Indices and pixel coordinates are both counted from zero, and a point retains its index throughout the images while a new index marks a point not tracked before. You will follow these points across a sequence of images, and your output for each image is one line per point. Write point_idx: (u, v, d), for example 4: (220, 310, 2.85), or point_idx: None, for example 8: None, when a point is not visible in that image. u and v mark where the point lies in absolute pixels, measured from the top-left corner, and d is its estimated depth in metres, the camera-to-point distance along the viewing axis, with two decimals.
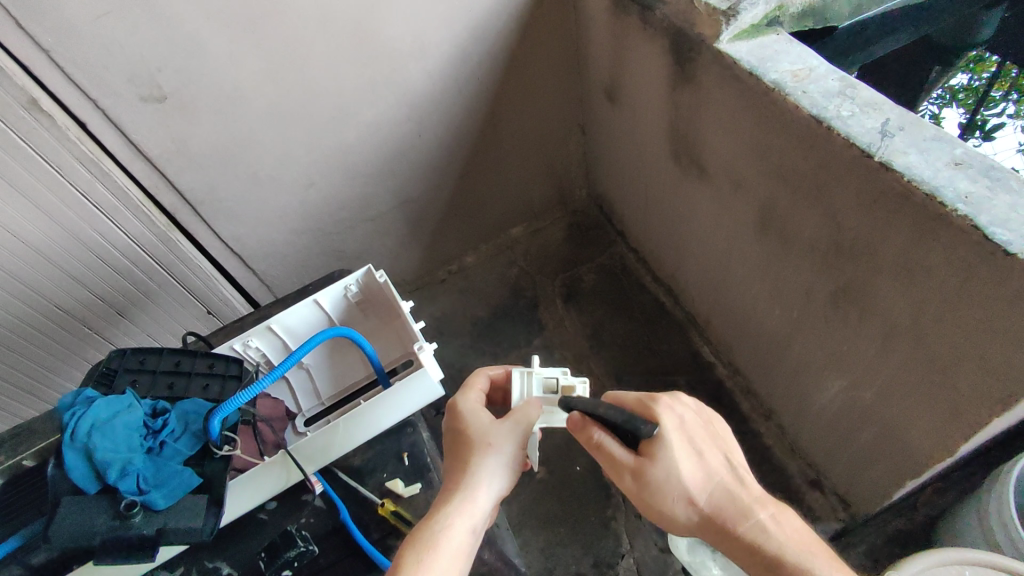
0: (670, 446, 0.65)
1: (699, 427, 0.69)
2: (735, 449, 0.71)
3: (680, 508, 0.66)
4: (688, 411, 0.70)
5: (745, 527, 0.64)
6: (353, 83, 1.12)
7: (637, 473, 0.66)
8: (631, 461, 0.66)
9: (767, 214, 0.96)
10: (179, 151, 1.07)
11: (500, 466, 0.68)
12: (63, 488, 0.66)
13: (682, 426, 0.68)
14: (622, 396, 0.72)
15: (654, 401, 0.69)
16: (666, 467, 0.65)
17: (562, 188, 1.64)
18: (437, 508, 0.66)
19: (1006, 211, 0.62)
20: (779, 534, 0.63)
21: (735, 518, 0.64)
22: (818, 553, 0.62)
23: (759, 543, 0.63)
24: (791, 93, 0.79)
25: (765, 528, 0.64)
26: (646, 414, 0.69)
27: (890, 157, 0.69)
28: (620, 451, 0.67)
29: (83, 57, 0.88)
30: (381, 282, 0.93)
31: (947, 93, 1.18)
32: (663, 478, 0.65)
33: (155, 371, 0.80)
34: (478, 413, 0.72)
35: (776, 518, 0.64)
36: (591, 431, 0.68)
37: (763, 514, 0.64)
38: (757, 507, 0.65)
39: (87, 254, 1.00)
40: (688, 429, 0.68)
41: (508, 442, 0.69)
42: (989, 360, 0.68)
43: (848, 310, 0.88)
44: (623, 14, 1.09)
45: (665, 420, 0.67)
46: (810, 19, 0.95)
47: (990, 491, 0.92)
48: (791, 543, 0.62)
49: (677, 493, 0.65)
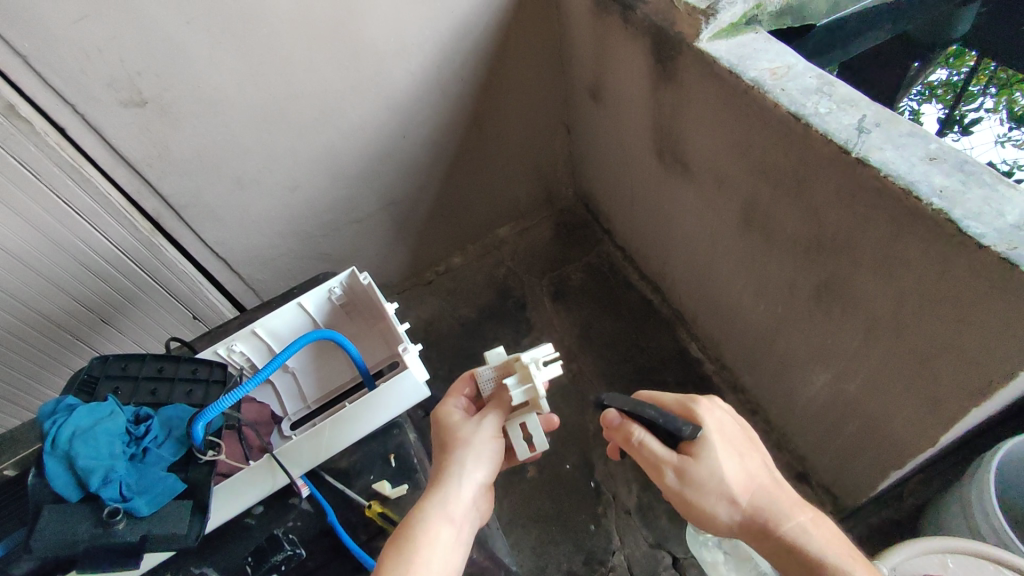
0: (712, 446, 0.66)
1: (736, 429, 0.70)
2: (767, 452, 0.72)
3: (722, 508, 0.66)
4: (725, 413, 0.71)
5: (788, 527, 0.65)
6: (336, 85, 1.12)
7: (679, 471, 0.66)
8: (674, 459, 0.66)
9: (750, 211, 0.97)
10: (161, 156, 1.06)
11: (483, 461, 0.70)
12: (45, 497, 0.66)
13: (722, 427, 0.69)
14: (660, 398, 0.73)
15: (695, 402, 0.70)
16: (709, 465, 0.66)
17: (548, 187, 1.65)
18: (423, 509, 0.65)
19: (980, 204, 0.63)
20: (818, 538, 0.64)
21: (778, 518, 0.65)
22: (852, 558, 0.63)
23: (799, 545, 0.64)
24: (770, 91, 0.80)
25: (805, 530, 0.65)
26: (687, 414, 0.70)
27: (867, 153, 0.70)
28: (660, 450, 0.67)
29: (60, 62, 0.88)
30: (365, 284, 0.93)
31: (927, 89, 1.17)
32: (706, 478, 0.66)
33: (137, 378, 0.79)
34: (454, 413, 0.75)
35: (815, 522, 0.66)
36: (630, 429, 0.68)
37: (804, 517, 0.66)
38: (796, 510, 0.66)
39: (69, 260, 1.00)
40: (728, 431, 0.69)
41: (491, 435, 0.72)
42: (966, 350, 0.69)
43: (830, 305, 0.89)
44: (604, 14, 1.10)
45: (707, 420, 0.68)
46: (789, 17, 0.96)
47: (972, 479, 0.93)
48: (829, 545, 0.64)
49: (720, 493, 0.66)
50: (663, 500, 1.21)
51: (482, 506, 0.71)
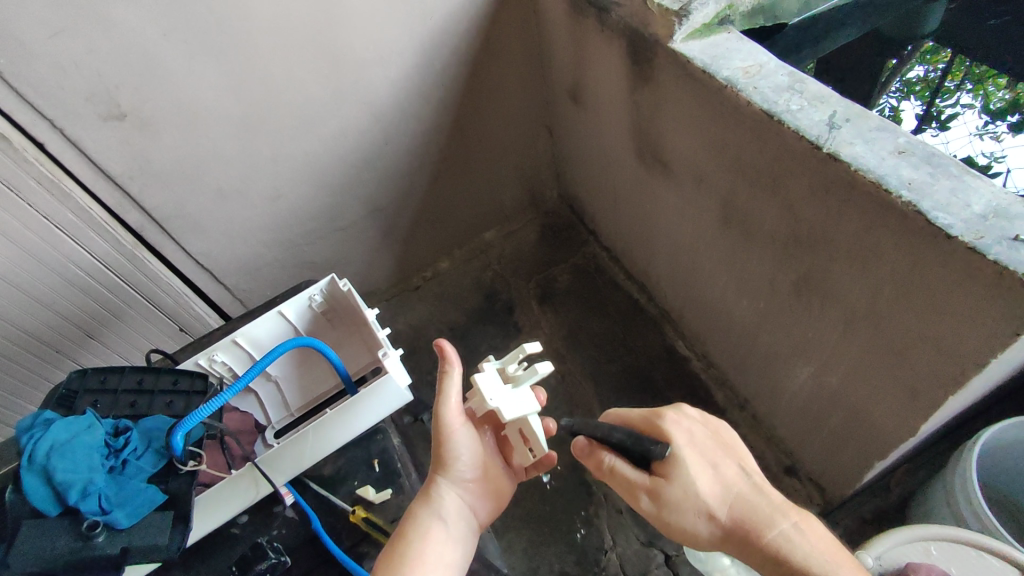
0: (683, 463, 0.66)
1: (707, 438, 0.69)
2: (748, 455, 0.70)
3: (701, 524, 0.65)
4: (694, 422, 0.71)
5: (770, 537, 0.62)
6: (316, 94, 1.12)
7: (652, 492, 0.67)
8: (646, 481, 0.67)
9: (728, 208, 0.98)
10: (142, 168, 1.06)
11: (462, 454, 0.72)
12: (21, 511, 0.65)
13: (691, 439, 0.69)
14: (628, 415, 0.74)
15: (660, 417, 0.71)
16: (681, 483, 0.66)
17: (532, 190, 1.65)
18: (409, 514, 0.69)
19: (947, 196, 0.65)
20: (805, 545, 0.61)
21: (759, 530, 0.62)
22: (843, 563, 0.60)
23: (785, 555, 0.60)
24: (742, 89, 0.81)
25: (790, 538, 0.61)
26: (654, 431, 0.70)
27: (837, 148, 0.71)
28: (631, 472, 0.69)
29: (36, 78, 0.87)
30: (344, 290, 0.93)
31: (904, 86, 1.17)
32: (681, 495, 0.65)
33: (116, 391, 0.79)
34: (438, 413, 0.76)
35: (800, 527, 0.62)
36: (601, 455, 0.71)
37: (788, 523, 0.62)
38: (780, 517, 0.63)
39: (50, 275, 0.99)
40: (698, 441, 0.69)
41: (464, 425, 0.72)
42: (939, 339, 0.70)
43: (809, 299, 0.90)
44: (581, 17, 1.11)
45: (674, 435, 0.69)
46: (760, 17, 0.98)
47: (954, 466, 0.94)
48: (817, 553, 0.60)
49: (697, 508, 0.65)
50: None
51: (475, 505, 0.73)
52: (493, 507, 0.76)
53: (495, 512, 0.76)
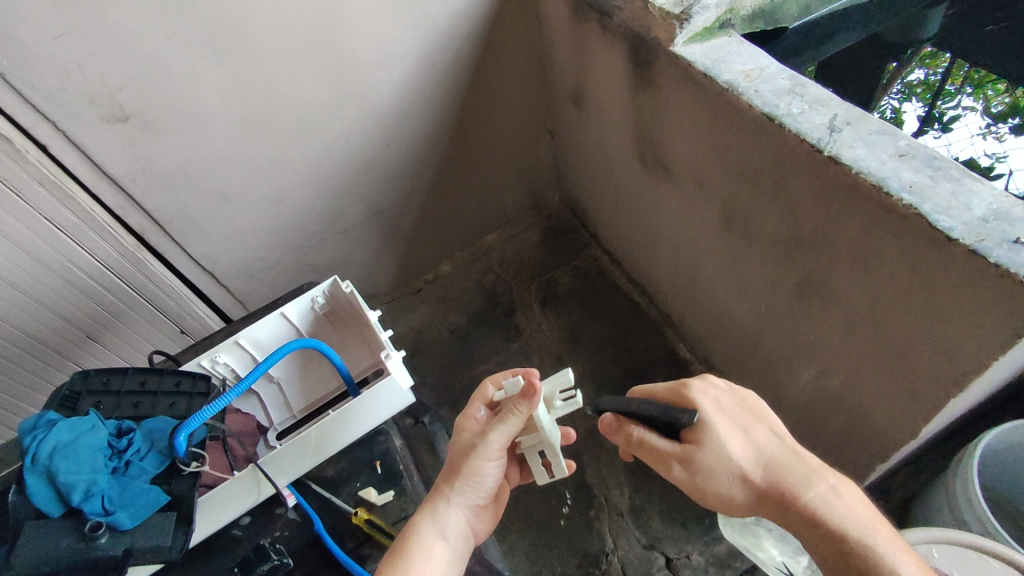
0: (713, 428, 0.66)
1: (734, 406, 0.69)
2: (778, 424, 0.69)
3: (735, 488, 0.64)
4: (720, 392, 0.71)
5: (807, 498, 0.61)
6: (318, 97, 1.13)
7: (685, 459, 0.67)
8: (677, 450, 0.67)
9: (730, 210, 0.98)
10: (145, 170, 1.06)
11: (483, 481, 0.72)
12: (25, 512, 0.65)
13: (719, 407, 0.69)
14: (653, 389, 0.74)
15: (686, 387, 0.71)
16: (712, 448, 0.66)
17: (533, 193, 1.66)
18: (420, 520, 0.69)
19: (948, 197, 0.65)
20: (841, 506, 0.60)
21: (795, 491, 0.62)
22: (878, 527, 0.59)
23: (823, 516, 0.60)
24: (743, 92, 0.81)
25: (827, 500, 0.61)
26: (681, 400, 0.70)
27: (838, 151, 0.72)
28: (661, 444, 0.69)
29: (39, 79, 0.88)
30: (347, 292, 0.93)
31: (906, 88, 1.14)
32: (713, 459, 0.65)
33: (119, 392, 0.79)
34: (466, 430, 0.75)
35: (836, 489, 0.62)
36: (629, 429, 0.71)
37: (823, 485, 0.62)
38: (814, 479, 0.62)
39: (51, 276, 1.00)
40: (726, 409, 0.69)
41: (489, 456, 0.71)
42: (941, 342, 0.70)
43: (811, 302, 0.90)
44: (583, 21, 1.11)
45: (701, 402, 0.69)
46: (761, 21, 0.99)
47: (957, 469, 0.94)
48: (853, 515, 0.60)
49: (729, 471, 0.64)
50: (655, 500, 1.22)
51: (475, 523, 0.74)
52: (492, 523, 0.78)
53: (490, 529, 0.78)
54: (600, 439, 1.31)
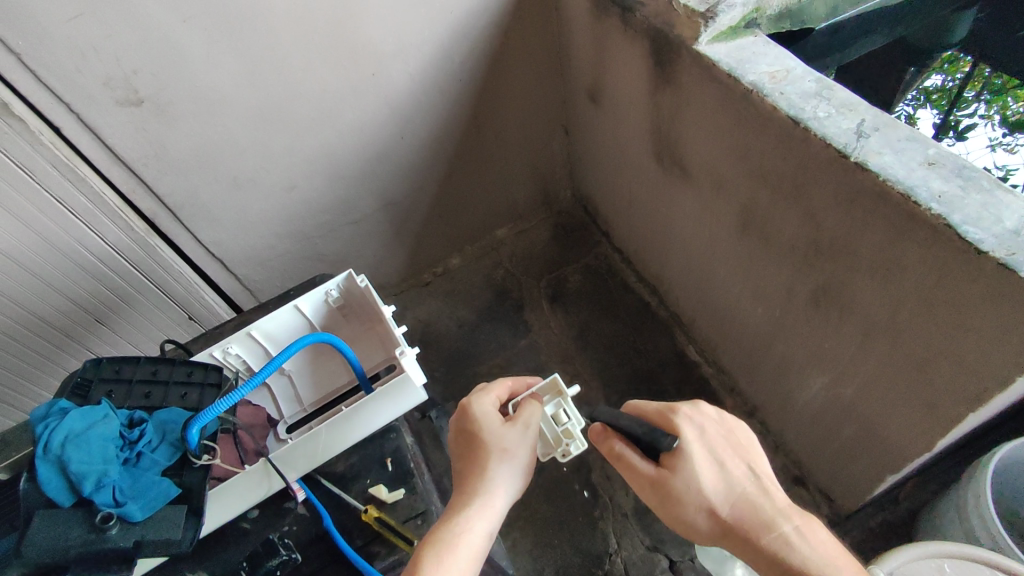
0: (690, 458, 0.65)
1: (720, 436, 0.67)
2: (761, 458, 0.67)
3: (703, 518, 0.64)
4: (708, 420, 0.69)
5: (768, 539, 0.61)
6: (334, 85, 1.12)
7: (656, 484, 0.66)
8: (651, 473, 0.66)
9: (748, 214, 0.96)
10: (157, 155, 1.05)
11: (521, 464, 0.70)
12: (37, 501, 0.65)
13: (702, 436, 0.67)
14: (644, 406, 0.73)
15: (674, 412, 0.68)
16: (686, 477, 0.64)
17: (546, 189, 1.64)
18: (452, 514, 0.65)
19: (977, 209, 0.63)
20: (804, 549, 0.61)
21: (757, 532, 0.62)
22: (843, 566, 0.60)
23: (781, 557, 0.60)
24: (768, 93, 0.80)
25: (790, 541, 0.61)
26: (666, 425, 0.68)
27: (865, 158, 0.70)
28: (637, 463, 0.68)
29: (55, 61, 0.87)
30: (362, 287, 0.92)
31: (922, 94, 1.18)
32: (683, 490, 0.64)
33: (131, 381, 0.79)
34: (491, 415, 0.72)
35: (801, 530, 0.62)
36: (612, 443, 0.70)
37: (789, 526, 0.62)
38: (781, 519, 0.62)
39: (60, 259, 0.99)
40: (710, 440, 0.66)
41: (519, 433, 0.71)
42: (963, 356, 0.69)
43: (828, 309, 0.89)
44: (604, 16, 1.09)
45: (684, 431, 0.67)
46: (787, 21, 0.97)
47: (968, 482, 0.93)
48: (815, 557, 0.60)
49: (698, 504, 0.64)
50: None
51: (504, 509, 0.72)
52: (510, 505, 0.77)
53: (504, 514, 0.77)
54: None
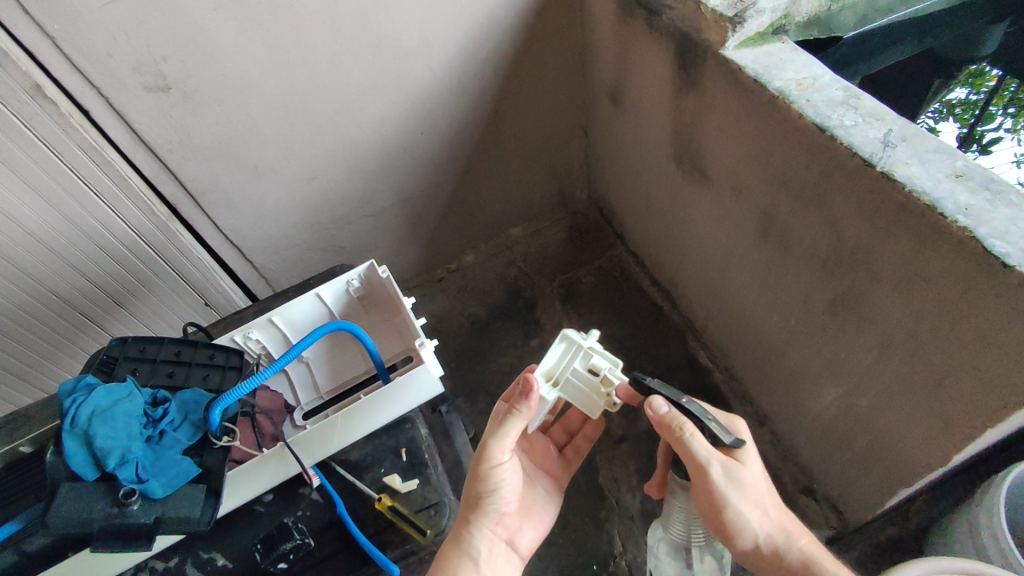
0: (753, 455, 0.74)
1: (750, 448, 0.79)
2: None
3: (754, 516, 0.73)
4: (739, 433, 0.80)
5: (801, 543, 0.73)
6: (358, 78, 1.12)
7: (728, 468, 0.70)
8: (724, 457, 0.71)
9: (768, 221, 0.96)
10: (182, 142, 1.06)
11: (502, 490, 0.76)
12: (61, 473, 0.66)
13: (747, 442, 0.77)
14: None
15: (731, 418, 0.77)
16: (752, 470, 0.72)
17: (563, 189, 1.65)
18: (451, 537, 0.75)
19: (1005, 224, 0.63)
20: (823, 553, 0.74)
21: (792, 532, 0.74)
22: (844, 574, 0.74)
23: (811, 559, 0.73)
24: (795, 101, 0.79)
25: (814, 547, 0.74)
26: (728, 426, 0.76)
27: (892, 168, 0.70)
28: (706, 447, 0.70)
29: (88, 45, 0.88)
30: (383, 278, 0.93)
31: (944, 107, 1.13)
32: (750, 480, 0.71)
33: (155, 360, 0.80)
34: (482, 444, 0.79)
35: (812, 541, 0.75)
36: (684, 424, 0.70)
37: (807, 536, 0.75)
38: (802, 530, 0.75)
39: (84, 240, 1.00)
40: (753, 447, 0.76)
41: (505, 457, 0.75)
42: (983, 371, 0.68)
43: (845, 319, 0.88)
44: (629, 19, 1.09)
45: (741, 434, 0.76)
46: (815, 28, 0.97)
47: (982, 500, 0.92)
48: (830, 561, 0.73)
49: (755, 497, 0.72)
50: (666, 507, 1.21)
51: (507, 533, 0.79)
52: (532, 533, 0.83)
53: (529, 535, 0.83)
54: (615, 440, 1.30)
